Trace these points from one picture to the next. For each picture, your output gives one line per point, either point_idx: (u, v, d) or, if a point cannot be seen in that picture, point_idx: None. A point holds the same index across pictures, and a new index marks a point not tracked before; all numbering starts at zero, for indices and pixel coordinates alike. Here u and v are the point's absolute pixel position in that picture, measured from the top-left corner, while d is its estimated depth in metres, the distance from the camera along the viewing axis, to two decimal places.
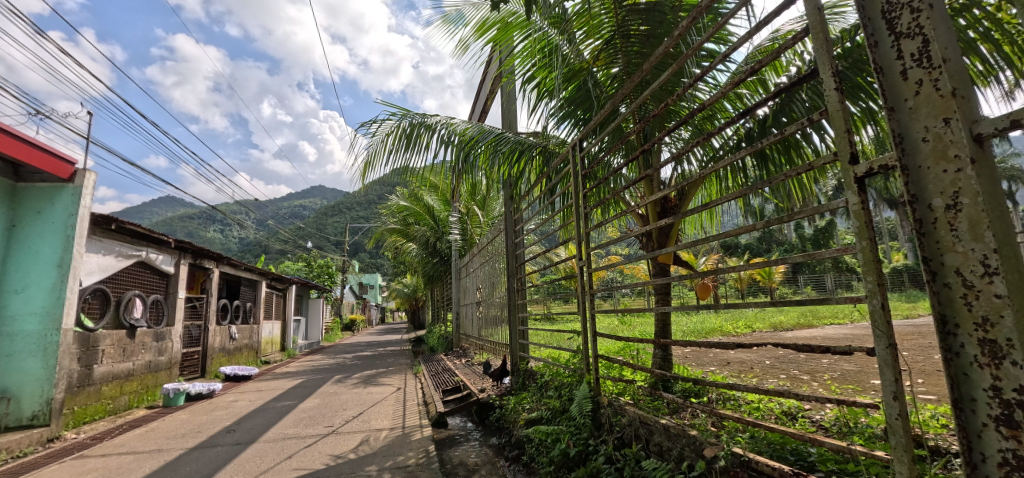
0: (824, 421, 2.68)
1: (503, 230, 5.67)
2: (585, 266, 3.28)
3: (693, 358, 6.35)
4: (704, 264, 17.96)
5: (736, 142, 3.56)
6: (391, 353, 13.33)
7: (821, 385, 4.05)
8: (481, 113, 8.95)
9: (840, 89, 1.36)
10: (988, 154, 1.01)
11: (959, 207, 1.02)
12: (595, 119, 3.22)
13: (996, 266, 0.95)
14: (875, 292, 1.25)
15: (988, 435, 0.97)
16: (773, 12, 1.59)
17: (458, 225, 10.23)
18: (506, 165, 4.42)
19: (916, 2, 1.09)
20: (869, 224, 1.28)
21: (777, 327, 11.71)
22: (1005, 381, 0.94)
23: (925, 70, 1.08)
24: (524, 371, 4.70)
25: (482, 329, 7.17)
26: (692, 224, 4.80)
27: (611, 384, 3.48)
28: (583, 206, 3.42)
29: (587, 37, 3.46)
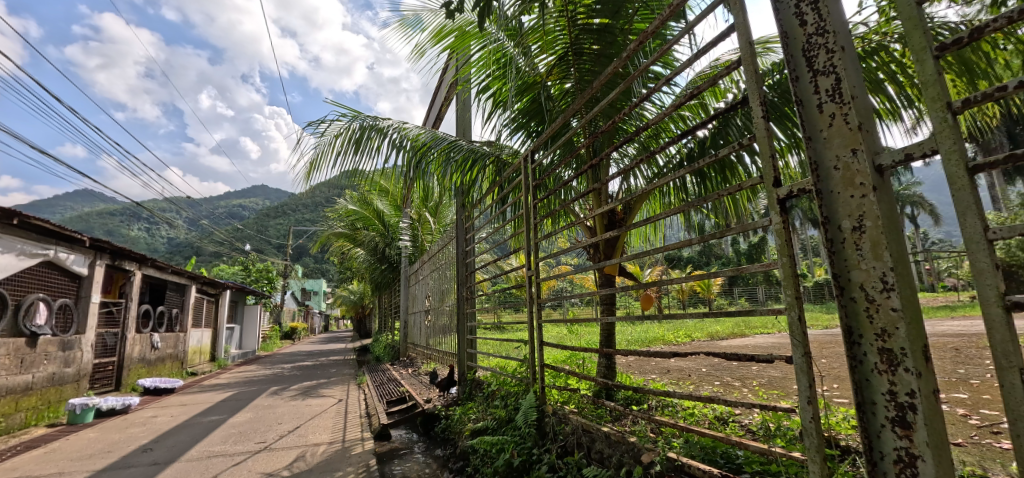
0: (752, 425, 2.86)
1: (453, 238, 5.64)
2: (534, 276, 3.32)
3: (636, 366, 6.59)
4: (649, 275, 18.69)
5: (679, 160, 3.76)
6: (335, 362, 12.82)
7: (750, 391, 4.32)
8: (436, 120, 8.90)
9: (766, 117, 1.47)
10: (888, 182, 1.14)
11: (863, 229, 1.13)
12: (547, 132, 3.27)
13: (893, 284, 1.07)
14: (794, 304, 1.36)
15: (886, 435, 1.08)
16: (711, 42, 1.71)
17: (409, 231, 10.07)
18: (458, 173, 4.41)
19: (831, 44, 1.21)
20: (789, 241, 1.40)
21: (714, 336, 12.39)
22: (899, 387, 1.05)
23: (838, 105, 1.19)
24: (471, 381, 4.67)
25: (430, 338, 7.07)
26: (637, 237, 5.00)
27: (556, 393, 3.53)
28: (534, 217, 3.46)
29: (541, 52, 3.54)
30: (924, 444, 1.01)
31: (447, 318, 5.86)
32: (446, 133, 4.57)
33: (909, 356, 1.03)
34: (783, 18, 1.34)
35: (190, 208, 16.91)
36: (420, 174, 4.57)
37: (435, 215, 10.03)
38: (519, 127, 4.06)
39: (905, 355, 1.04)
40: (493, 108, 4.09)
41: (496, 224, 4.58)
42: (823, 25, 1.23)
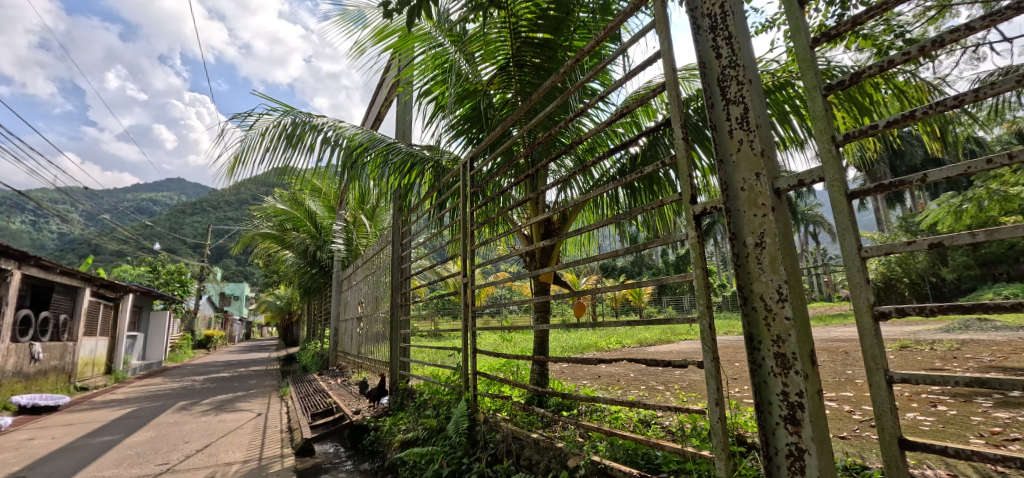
0: (672, 427, 3.04)
1: (389, 242, 5.49)
2: (469, 284, 3.30)
3: (569, 372, 6.77)
4: (585, 283, 19.35)
5: (612, 174, 3.95)
6: (255, 373, 11.96)
7: (672, 394, 4.59)
8: (375, 120, 8.68)
9: (685, 139, 1.59)
10: (785, 204, 1.27)
11: (764, 245, 1.25)
12: (488, 140, 3.28)
13: (786, 294, 1.19)
14: (705, 313, 1.47)
15: (780, 432, 1.19)
16: (640, 65, 1.83)
17: (342, 234, 9.68)
18: (396, 176, 4.32)
19: (741, 76, 1.33)
20: (703, 254, 1.52)
21: (642, 342, 13.03)
22: (790, 387, 1.17)
23: (745, 132, 1.32)
24: (404, 390, 4.55)
25: (362, 346, 6.82)
26: (572, 246, 5.16)
27: (489, 400, 3.53)
28: (471, 223, 3.45)
29: (484, 61, 3.58)
30: (809, 439, 1.12)
31: (380, 325, 5.68)
32: (384, 135, 4.47)
33: (799, 360, 1.15)
34: (702, 49, 1.46)
35: (89, 201, 15.15)
36: (355, 174, 4.42)
37: (371, 218, 9.73)
38: (459, 133, 4.07)
39: (795, 359, 1.16)
40: (433, 112, 4.06)
41: (434, 229, 4.54)
42: (735, 59, 1.35)
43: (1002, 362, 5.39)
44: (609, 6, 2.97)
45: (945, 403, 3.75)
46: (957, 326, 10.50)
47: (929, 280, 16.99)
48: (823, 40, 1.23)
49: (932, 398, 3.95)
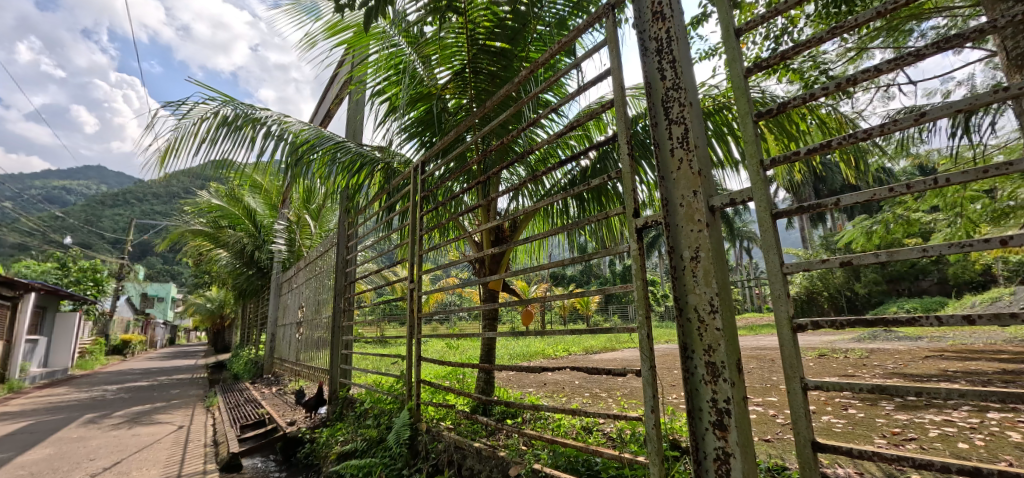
0: (612, 433, 3.14)
1: (333, 245, 5.29)
2: (416, 289, 3.23)
3: (516, 380, 6.81)
4: (535, 291, 19.61)
5: (563, 184, 4.04)
6: (178, 382, 11.10)
7: (614, 401, 4.73)
8: (324, 117, 8.39)
9: (631, 155, 1.66)
10: (719, 220, 1.35)
11: (698, 258, 1.32)
12: (440, 144, 3.23)
13: (718, 306, 1.26)
14: (643, 323, 1.53)
15: (709, 437, 1.26)
16: (592, 80, 1.89)
17: (284, 234, 9.23)
18: (344, 176, 4.19)
19: (682, 98, 1.41)
20: (643, 266, 1.58)
21: (588, 350, 13.35)
22: (718, 395, 1.24)
23: (685, 150, 1.39)
24: (343, 399, 4.37)
25: (300, 352, 6.51)
26: (522, 254, 5.21)
27: (433, 408, 3.47)
28: (421, 228, 3.39)
29: (440, 65, 3.55)
30: (735, 444, 1.19)
31: (321, 330, 5.45)
32: (332, 133, 4.33)
33: (727, 368, 1.22)
34: (649, 70, 1.53)
35: None
36: (299, 172, 4.23)
37: (316, 219, 9.35)
38: (412, 135, 4.01)
39: (724, 367, 1.23)
40: (386, 112, 3.97)
41: (382, 232, 4.43)
42: (678, 82, 1.42)
43: (902, 369, 5.99)
44: (564, 21, 3.03)
45: (855, 406, 4.11)
46: (866, 336, 11.54)
47: (846, 295, 18.32)
48: (756, 70, 1.32)
49: (844, 402, 4.30)
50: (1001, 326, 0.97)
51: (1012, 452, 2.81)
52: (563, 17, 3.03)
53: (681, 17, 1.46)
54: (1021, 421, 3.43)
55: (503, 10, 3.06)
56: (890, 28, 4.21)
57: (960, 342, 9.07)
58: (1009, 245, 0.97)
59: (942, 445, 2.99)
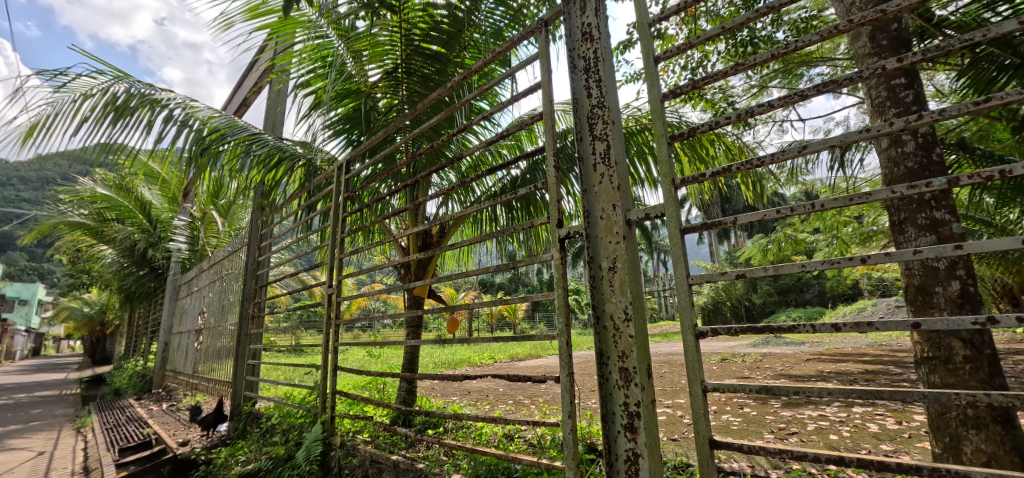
0: (533, 439, 3.20)
1: (242, 246, 4.88)
2: (335, 294, 3.07)
3: (439, 389, 6.72)
4: (463, 298, 19.52)
5: (493, 191, 4.09)
6: (43, 400, 9.60)
7: (536, 408, 4.82)
8: (240, 107, 7.79)
9: (557, 167, 1.72)
10: (635, 233, 1.43)
11: (615, 269, 1.40)
12: (368, 143, 3.10)
13: (631, 315, 1.34)
14: (563, 330, 1.58)
15: (621, 439, 1.32)
16: (524, 92, 1.94)
17: (185, 231, 8.42)
18: (259, 172, 3.90)
19: (605, 117, 1.49)
20: (565, 276, 1.63)
21: (514, 357, 13.52)
22: (630, 398, 1.31)
23: (607, 166, 1.47)
24: (248, 414, 4.04)
25: (199, 363, 5.92)
26: (450, 261, 5.16)
27: (349, 421, 3.31)
28: (342, 230, 3.23)
29: (371, 62, 3.44)
30: (644, 444, 1.27)
31: (225, 339, 4.99)
32: (246, 124, 4.05)
33: (637, 373, 1.29)
34: (576, 87, 1.60)
35: None
36: (205, 163, 3.87)
37: (226, 216, 8.62)
38: (338, 132, 3.84)
39: (636, 372, 1.31)
40: (310, 106, 3.77)
41: (300, 233, 4.18)
42: (603, 101, 1.50)
43: (788, 371, 6.72)
44: (501, 32, 3.07)
45: (749, 405, 4.52)
46: (760, 342, 12.78)
47: (745, 304, 20.13)
48: (671, 96, 1.43)
49: (740, 403, 4.71)
50: (860, 333, 1.12)
51: (872, 441, 3.26)
52: (500, 28, 3.08)
53: (607, 40, 1.54)
54: (878, 414, 3.98)
55: (440, 13, 3.03)
56: (785, 71, 4.78)
57: (834, 347, 10.37)
58: (868, 264, 1.13)
59: (818, 437, 3.39)
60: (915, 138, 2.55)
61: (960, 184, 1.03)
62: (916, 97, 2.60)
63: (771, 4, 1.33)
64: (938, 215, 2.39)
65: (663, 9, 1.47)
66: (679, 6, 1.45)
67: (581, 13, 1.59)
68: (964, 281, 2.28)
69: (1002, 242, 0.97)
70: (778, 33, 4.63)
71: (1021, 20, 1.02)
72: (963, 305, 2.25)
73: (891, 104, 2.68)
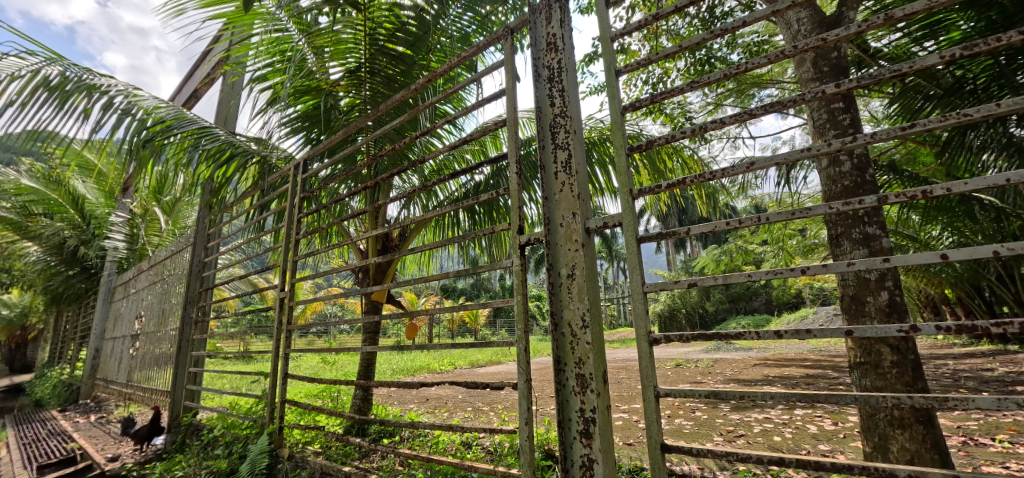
0: (491, 446, 3.18)
1: (187, 246, 4.61)
2: (288, 299, 2.94)
3: (396, 396, 6.58)
4: (424, 304, 19.25)
5: (456, 195, 4.07)
6: None
7: (495, 415, 4.80)
8: (189, 100, 7.39)
9: (519, 174, 1.73)
10: (593, 241, 1.46)
11: (574, 276, 1.42)
12: (327, 142, 3.01)
13: (588, 322, 1.36)
14: (521, 337, 1.58)
15: (577, 445, 1.34)
16: (489, 97, 1.95)
17: (124, 229, 7.86)
18: (207, 168, 3.72)
19: (567, 126, 1.51)
20: (525, 282, 1.64)
21: (474, 364, 13.46)
22: (586, 404, 1.32)
23: (568, 174, 1.49)
24: (188, 425, 3.81)
25: (134, 372, 5.53)
26: (411, 265, 5.08)
27: (299, 432, 3.18)
28: (297, 231, 3.11)
29: (333, 58, 3.36)
30: (599, 450, 1.29)
31: (165, 345, 4.69)
32: (196, 117, 3.85)
33: (593, 380, 1.31)
34: (540, 96, 1.62)
35: None
36: (148, 156, 3.64)
37: (170, 214, 8.14)
38: (296, 130, 3.71)
39: (592, 378, 1.32)
40: (266, 101, 3.63)
41: (252, 234, 4.00)
42: (565, 110, 1.52)
43: (737, 375, 7.02)
44: (468, 37, 3.08)
45: (701, 410, 4.69)
46: (712, 348, 13.29)
47: (699, 312, 20.87)
48: (631, 109, 1.47)
49: (692, 407, 4.88)
50: (800, 340, 1.18)
51: (811, 442, 3.44)
52: (467, 34, 3.09)
53: (571, 51, 1.58)
54: (818, 416, 4.22)
55: (407, 15, 3.00)
56: (739, 90, 5.04)
57: (779, 352, 10.92)
58: (808, 274, 1.20)
59: (763, 439, 3.55)
60: (850, 159, 2.73)
61: (887, 202, 1.12)
62: (852, 121, 2.79)
63: (725, 27, 1.40)
64: (870, 231, 2.56)
65: (625, 25, 1.51)
66: (639, 24, 1.49)
67: (546, 24, 1.62)
68: (892, 292, 2.46)
69: (924, 256, 1.05)
70: (732, 54, 4.88)
71: (942, 55, 1.11)
72: (891, 313, 2.43)
73: (830, 126, 2.86)
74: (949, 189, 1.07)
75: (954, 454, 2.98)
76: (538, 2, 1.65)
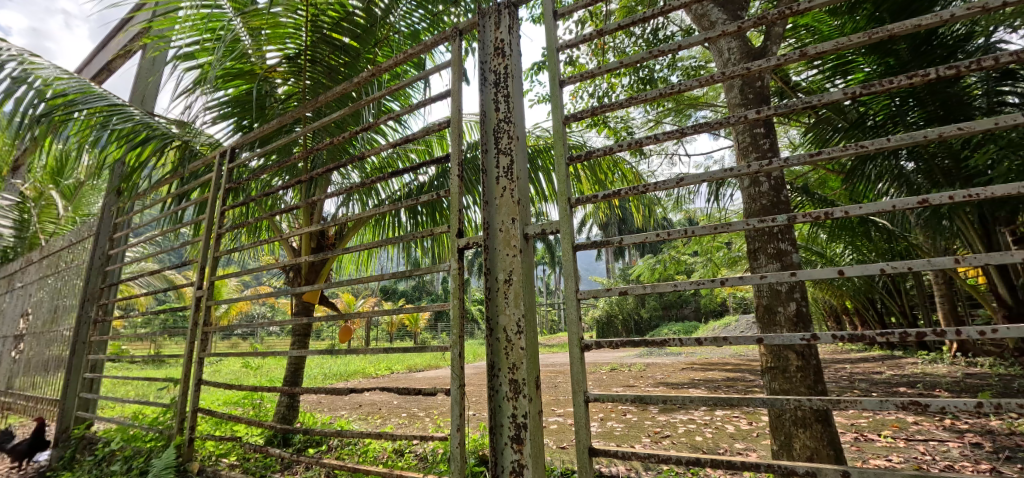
0: (423, 453, 3.13)
1: (88, 236, 4.13)
2: (206, 297, 2.72)
3: (327, 403, 6.30)
4: (362, 305, 18.64)
5: (398, 195, 3.98)
6: None
7: (430, 420, 4.73)
8: (100, 73, 6.66)
9: (461, 176, 1.71)
10: (531, 247, 1.47)
11: (511, 281, 1.42)
12: (257, 131, 2.82)
13: (523, 328, 1.37)
14: (456, 342, 1.56)
15: (508, 452, 1.34)
16: (434, 96, 1.92)
17: (13, 213, 6.86)
18: (117, 149, 3.38)
19: (511, 131, 1.52)
20: (462, 285, 1.63)
21: (412, 368, 13.20)
22: (518, 410, 1.33)
23: (509, 179, 1.50)
24: (81, 438, 3.42)
25: (16, 378, 4.88)
26: (347, 265, 4.90)
27: (213, 443, 2.95)
28: (221, 225, 2.88)
29: (270, 43, 3.17)
30: (529, 456, 1.30)
31: (57, 347, 4.17)
32: (106, 92, 3.48)
33: (527, 385, 1.33)
34: (485, 99, 1.61)
35: None
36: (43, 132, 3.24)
37: (69, 199, 7.26)
38: (226, 116, 3.47)
39: (525, 384, 1.34)
40: (192, 82, 3.36)
41: (168, 226, 3.66)
42: (509, 116, 1.53)
43: (666, 379, 7.37)
44: (417, 34, 3.04)
45: (631, 412, 4.88)
46: (645, 353, 13.90)
47: (634, 318, 21.74)
48: (574, 120, 1.50)
49: (623, 409, 5.06)
50: (718, 347, 1.26)
51: (728, 441, 3.68)
52: (417, 30, 3.05)
53: (518, 58, 1.59)
54: (735, 417, 4.52)
55: (353, 5, 2.89)
56: (677, 110, 5.34)
57: (704, 357, 11.64)
58: (726, 285, 1.28)
59: (686, 439, 3.76)
60: (768, 180, 2.96)
61: (796, 221, 1.22)
62: (772, 145, 3.04)
63: (664, 48, 1.47)
64: (783, 246, 2.79)
65: (572, 37, 1.55)
66: (586, 37, 1.53)
67: (495, 29, 1.62)
68: (799, 302, 2.69)
69: (825, 272, 1.16)
70: (672, 75, 5.16)
71: (846, 92, 1.24)
72: (797, 323, 2.66)
73: (752, 149, 3.09)
74: (847, 211, 1.19)
75: (847, 450, 3.30)
76: (488, 5, 1.65)
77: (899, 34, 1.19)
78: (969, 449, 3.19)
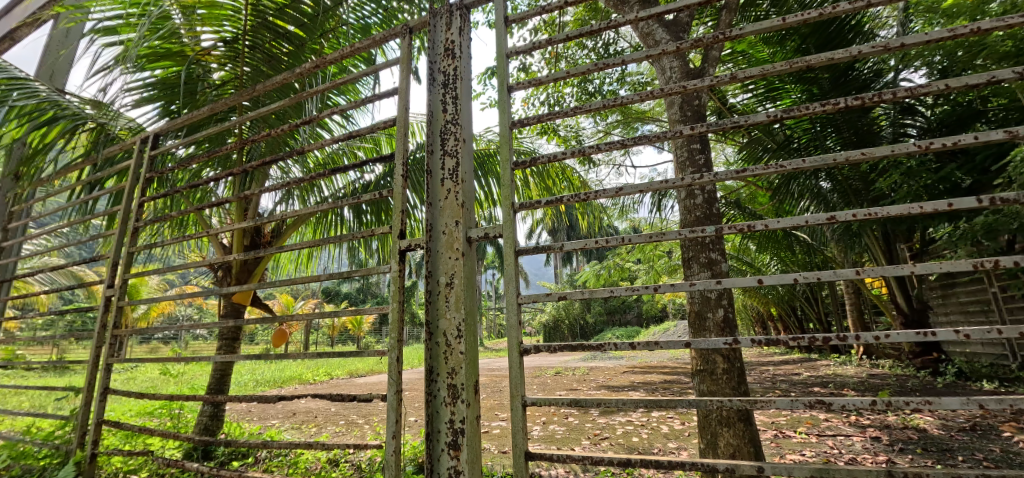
0: (360, 462, 3.03)
1: None
2: (117, 297, 2.48)
3: (258, 411, 5.95)
4: (301, 308, 17.80)
5: (341, 193, 3.84)
6: None
7: (369, 428, 4.58)
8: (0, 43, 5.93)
9: (405, 176, 1.68)
10: (473, 251, 1.47)
11: (452, 284, 1.40)
12: (184, 117, 2.62)
13: (463, 332, 1.36)
14: (394, 346, 1.52)
15: (444, 457, 1.31)
16: (381, 93, 1.88)
17: None
18: (16, 128, 3.02)
19: (457, 133, 1.51)
20: (403, 288, 1.59)
21: (354, 373, 12.75)
22: (456, 415, 1.32)
23: (454, 181, 1.48)
24: None
25: None
26: (285, 265, 4.67)
27: (123, 458, 2.70)
28: (139, 217, 2.65)
29: (206, 24, 2.97)
30: (466, 461, 1.29)
31: None
32: (5, 64, 3.11)
33: (465, 389, 1.32)
34: (433, 99, 1.59)
35: None
36: None
37: None
38: (151, 99, 3.21)
39: (463, 388, 1.33)
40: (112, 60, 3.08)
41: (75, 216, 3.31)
42: (456, 118, 1.52)
43: (607, 382, 7.59)
44: (368, 28, 2.96)
45: (572, 415, 4.98)
46: (588, 356, 14.25)
47: (579, 323, 22.23)
48: (521, 125, 1.51)
49: (565, 413, 5.15)
50: (649, 351, 1.31)
51: (662, 441, 3.84)
52: (367, 24, 2.96)
53: (467, 60, 1.59)
54: (669, 417, 4.73)
55: None
56: (624, 122, 5.55)
57: (643, 360, 12.10)
58: (660, 292, 1.33)
59: (623, 440, 3.89)
60: (702, 193, 3.13)
61: (723, 232, 1.29)
62: (706, 161, 3.22)
63: (610, 61, 1.52)
64: (714, 256, 2.96)
65: (522, 44, 1.56)
66: (537, 45, 1.55)
67: (446, 29, 1.60)
68: (727, 309, 2.86)
69: (746, 281, 1.23)
70: (621, 89, 5.35)
71: (769, 114, 1.33)
72: (726, 328, 2.82)
73: (689, 164, 3.25)
74: (767, 225, 1.27)
75: (767, 446, 3.55)
76: (439, 5, 1.63)
77: (816, 65, 1.29)
78: (869, 443, 3.53)
